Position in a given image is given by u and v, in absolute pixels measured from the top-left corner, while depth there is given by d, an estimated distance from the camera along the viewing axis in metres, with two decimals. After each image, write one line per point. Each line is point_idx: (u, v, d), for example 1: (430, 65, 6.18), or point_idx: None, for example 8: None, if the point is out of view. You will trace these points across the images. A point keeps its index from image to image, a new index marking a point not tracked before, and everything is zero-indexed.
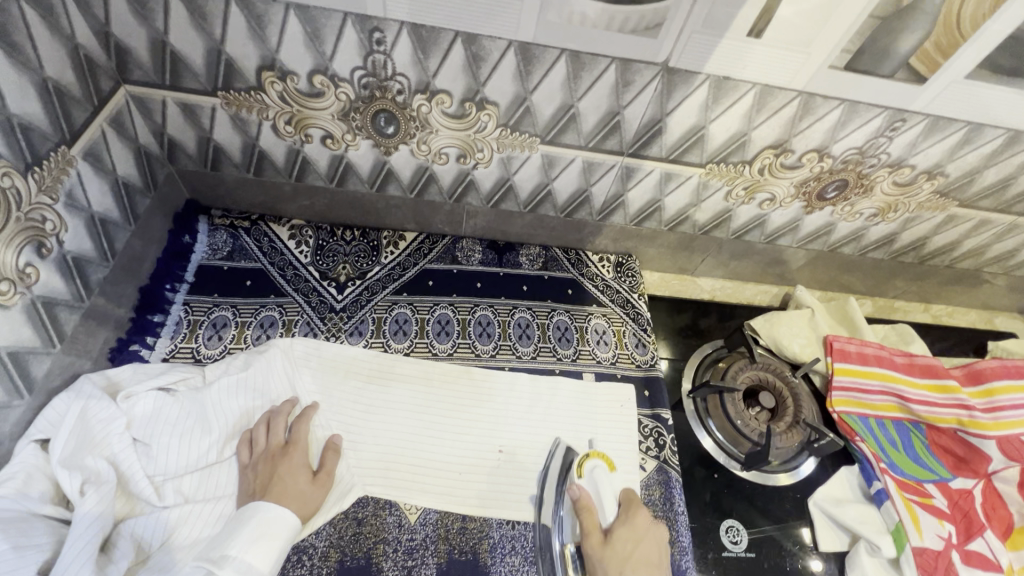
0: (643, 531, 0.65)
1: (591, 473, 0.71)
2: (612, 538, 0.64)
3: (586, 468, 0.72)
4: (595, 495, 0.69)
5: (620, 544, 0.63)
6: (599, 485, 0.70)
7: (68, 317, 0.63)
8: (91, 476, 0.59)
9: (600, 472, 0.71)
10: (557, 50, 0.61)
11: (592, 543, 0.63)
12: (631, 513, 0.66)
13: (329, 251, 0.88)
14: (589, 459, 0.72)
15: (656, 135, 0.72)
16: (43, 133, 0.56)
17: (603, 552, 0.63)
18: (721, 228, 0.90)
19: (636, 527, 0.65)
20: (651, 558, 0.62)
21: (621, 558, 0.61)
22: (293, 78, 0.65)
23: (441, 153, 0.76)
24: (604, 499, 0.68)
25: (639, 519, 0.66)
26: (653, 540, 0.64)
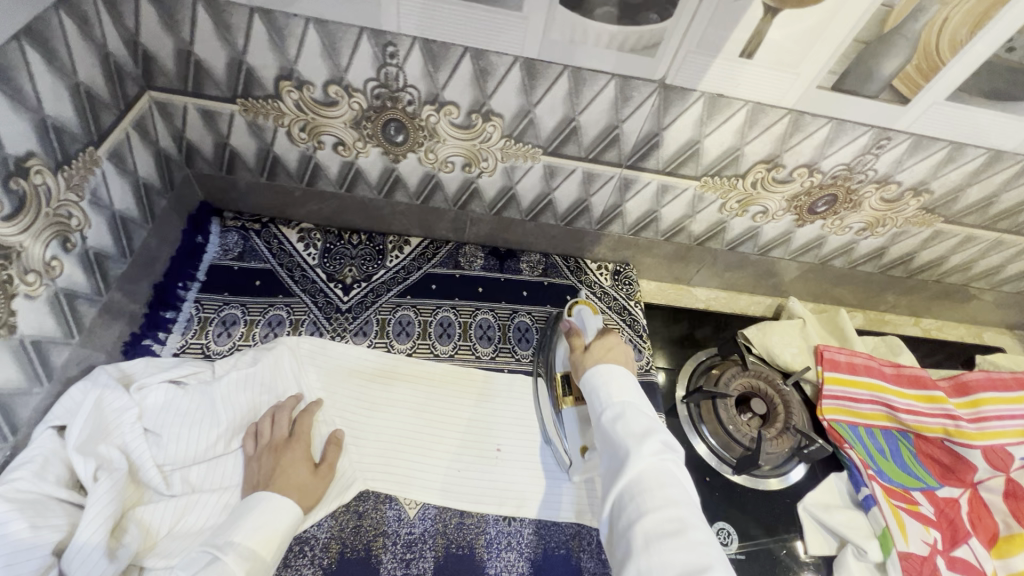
0: (613, 343, 0.72)
1: (579, 314, 0.81)
2: (589, 348, 0.72)
3: (575, 313, 0.81)
4: (580, 326, 0.78)
5: (593, 350, 0.71)
6: (587, 320, 0.79)
7: (87, 310, 0.66)
8: (104, 463, 0.61)
9: (586, 315, 0.80)
10: (560, 67, 0.65)
11: (574, 355, 0.73)
12: (606, 332, 0.74)
13: (336, 254, 0.91)
14: (578, 305, 0.82)
15: (653, 148, 0.76)
16: (73, 135, 0.59)
17: (579, 356, 0.72)
18: (716, 239, 0.93)
19: (608, 339, 0.72)
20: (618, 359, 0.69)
21: (593, 357, 0.70)
22: (309, 87, 0.69)
23: (448, 162, 0.80)
24: (588, 328, 0.77)
25: (612, 336, 0.73)
26: (622, 350, 0.71)
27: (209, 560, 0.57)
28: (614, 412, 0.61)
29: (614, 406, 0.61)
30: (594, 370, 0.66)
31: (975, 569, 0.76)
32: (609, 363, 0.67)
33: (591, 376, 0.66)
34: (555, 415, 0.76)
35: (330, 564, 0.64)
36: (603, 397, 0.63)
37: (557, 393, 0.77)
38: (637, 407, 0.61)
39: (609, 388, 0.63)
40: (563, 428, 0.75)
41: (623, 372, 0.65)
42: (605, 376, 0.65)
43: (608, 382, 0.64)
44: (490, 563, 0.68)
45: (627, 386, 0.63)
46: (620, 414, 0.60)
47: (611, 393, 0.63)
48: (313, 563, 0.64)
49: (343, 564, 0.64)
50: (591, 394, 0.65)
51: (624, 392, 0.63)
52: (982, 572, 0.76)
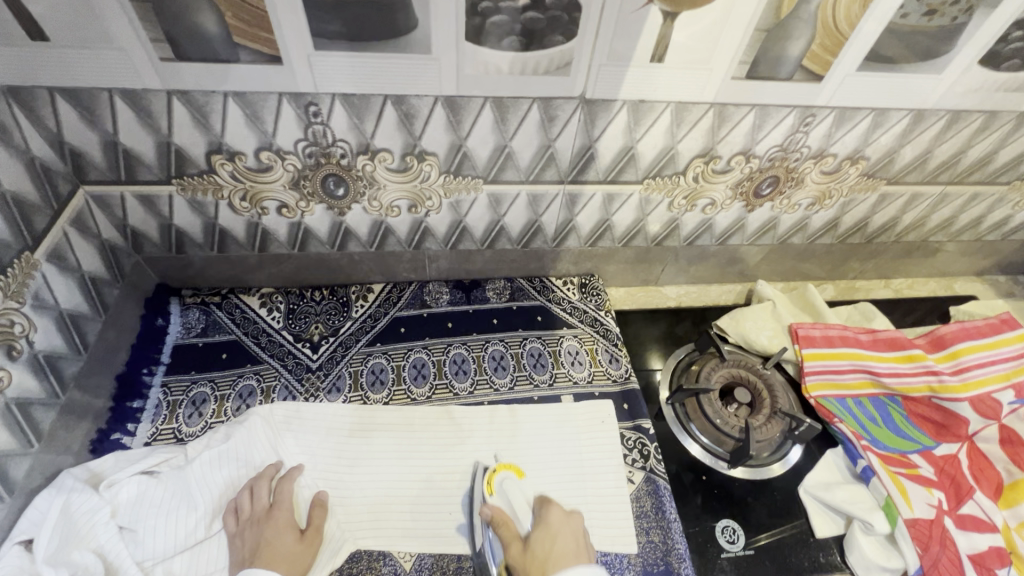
0: (559, 527, 0.66)
1: (501, 488, 0.71)
2: (532, 539, 0.64)
3: (496, 483, 0.72)
4: (508, 509, 0.69)
5: (539, 547, 0.63)
6: (510, 494, 0.70)
7: (44, 415, 0.65)
8: (79, 570, 0.59)
9: (510, 483, 0.72)
10: (481, 99, 0.66)
11: (513, 552, 0.63)
12: (544, 511, 0.68)
13: (300, 314, 0.90)
14: (497, 473, 0.73)
15: (589, 162, 0.77)
16: (5, 242, 0.59)
17: (519, 553, 0.63)
18: (673, 237, 0.94)
19: (550, 522, 0.67)
20: (573, 551, 0.63)
21: (545, 558, 0.62)
22: (241, 157, 0.69)
23: (393, 206, 0.80)
24: (517, 510, 0.69)
25: (553, 511, 0.68)
26: (570, 529, 0.67)
27: None
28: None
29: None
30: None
31: (986, 525, 0.75)
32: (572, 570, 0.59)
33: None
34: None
35: None
36: None
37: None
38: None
39: None
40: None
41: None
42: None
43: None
44: None
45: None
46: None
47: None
48: None
49: None
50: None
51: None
52: (993, 526, 0.75)
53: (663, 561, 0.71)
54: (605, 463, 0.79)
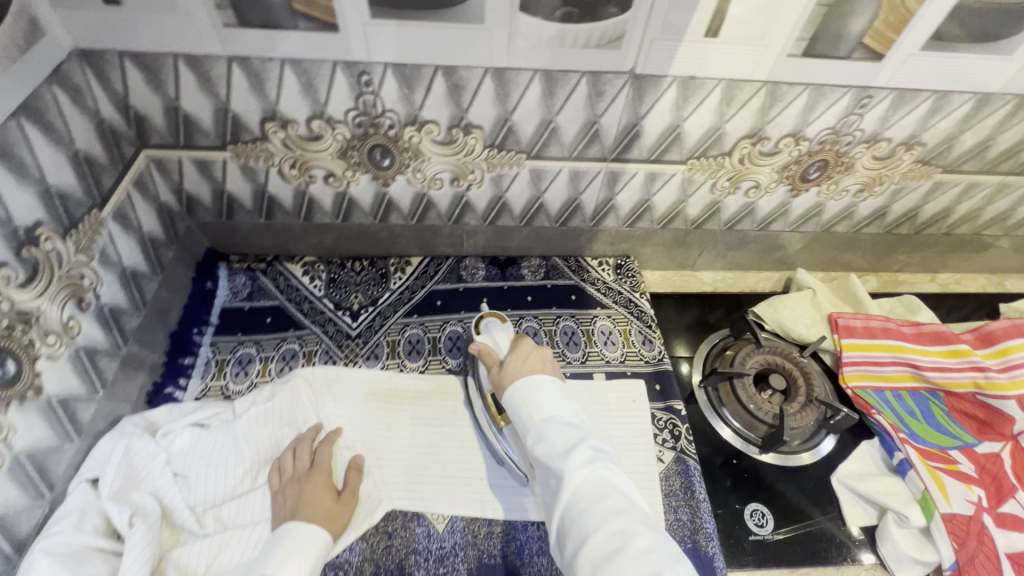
0: (530, 352, 0.72)
1: (486, 328, 0.81)
2: (507, 359, 0.72)
3: (482, 328, 0.81)
4: (492, 343, 0.77)
5: (512, 363, 0.70)
6: (494, 335, 0.78)
7: (108, 364, 0.68)
8: (138, 509, 0.63)
9: (493, 325, 0.81)
10: (530, 72, 0.66)
11: (493, 373, 0.72)
12: (517, 342, 0.74)
13: (341, 283, 0.93)
14: (483, 319, 0.82)
15: (634, 140, 0.76)
16: (78, 199, 0.62)
17: (496, 372, 0.71)
18: (713, 220, 0.93)
19: (522, 350, 0.72)
20: (536, 364, 0.70)
21: (513, 372, 0.69)
22: (293, 125, 0.71)
23: (436, 179, 0.81)
24: (498, 342, 0.77)
25: (524, 342, 0.74)
26: (540, 354, 0.72)
27: None
28: (541, 429, 0.62)
29: (535, 423, 0.63)
30: (514, 385, 0.66)
31: None
32: (527, 377, 0.67)
33: (513, 393, 0.66)
34: (497, 435, 0.74)
35: None
36: (523, 415, 0.64)
37: (494, 412, 0.75)
38: (560, 420, 0.62)
39: (530, 405, 0.64)
40: (509, 446, 0.72)
41: (544, 381, 0.66)
42: (525, 392, 0.65)
43: (530, 399, 0.64)
44: (525, 568, 0.68)
45: (550, 397, 0.64)
46: (549, 425, 0.62)
47: (531, 410, 0.63)
48: None
49: None
50: (514, 414, 0.65)
51: (543, 402, 0.64)
52: None
53: (690, 539, 0.72)
54: (636, 441, 0.80)
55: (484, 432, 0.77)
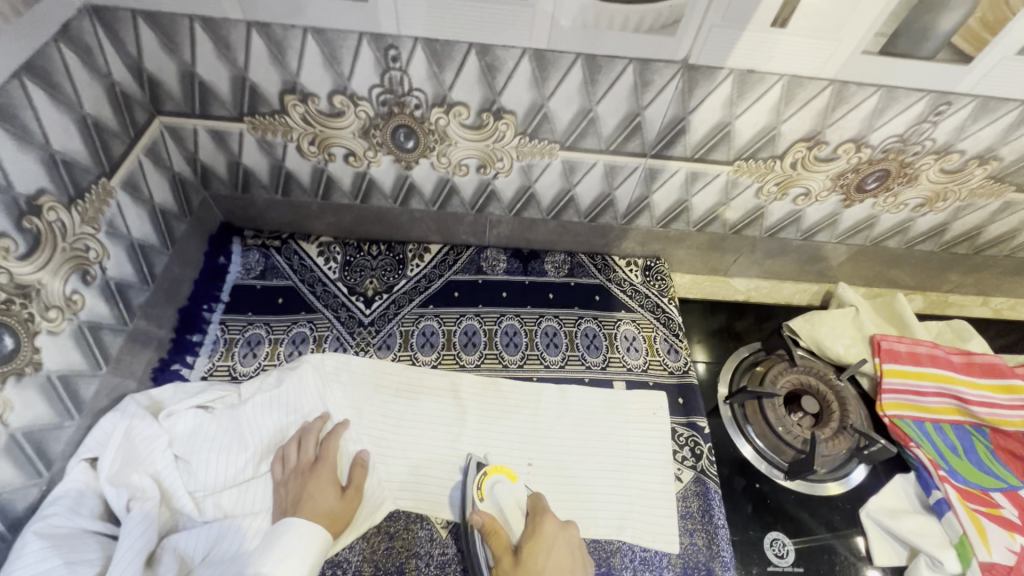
0: (553, 539, 0.63)
1: (492, 491, 0.69)
2: (525, 555, 0.61)
3: (487, 488, 0.69)
4: (496, 512, 0.67)
5: (533, 562, 0.60)
6: (503, 505, 0.68)
7: (113, 339, 0.66)
8: (137, 493, 0.61)
9: (501, 487, 0.69)
10: (573, 55, 0.61)
11: (506, 568, 0.61)
12: (540, 520, 0.65)
13: (356, 267, 0.89)
14: (489, 478, 0.69)
15: (678, 135, 0.70)
16: (85, 167, 0.59)
17: (510, 571, 0.60)
18: (754, 226, 0.87)
19: (546, 533, 0.63)
20: (571, 566, 0.60)
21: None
22: (314, 99, 0.67)
23: (462, 165, 0.76)
24: (510, 520, 0.67)
25: (548, 522, 0.65)
26: (566, 539, 0.64)
27: None
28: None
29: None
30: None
31: None
32: None
33: None
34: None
35: None
36: None
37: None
38: None
39: None
40: None
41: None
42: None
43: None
44: None
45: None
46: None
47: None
48: None
49: None
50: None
51: None
52: None
53: (705, 565, 0.68)
54: (653, 457, 0.76)
55: (462, 570, 0.65)
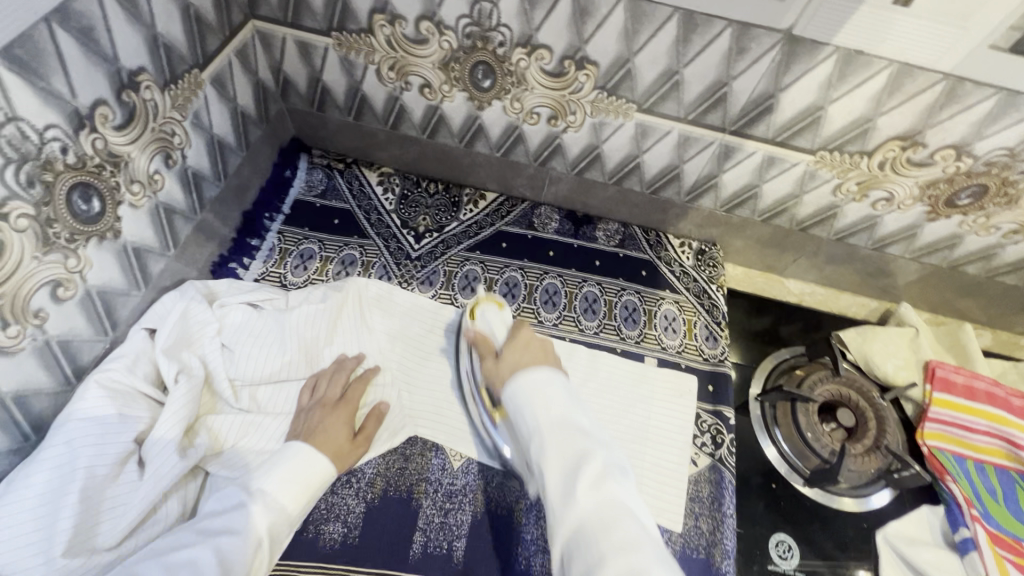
0: (529, 341, 0.65)
1: (484, 315, 0.72)
2: (502, 354, 0.65)
3: (478, 314, 0.73)
4: (488, 330, 0.71)
5: (511, 356, 0.63)
6: (491, 324, 0.71)
7: (182, 226, 0.70)
8: (185, 369, 0.65)
9: (491, 312, 0.73)
10: (670, 8, 0.58)
11: (488, 367, 0.66)
12: (515, 332, 0.67)
13: (412, 202, 0.90)
14: (479, 304, 0.74)
15: (764, 113, 0.67)
16: (181, 55, 0.61)
17: (492, 366, 0.65)
18: (823, 227, 0.82)
19: (522, 338, 0.66)
20: (538, 356, 0.62)
21: (511, 363, 0.62)
22: (402, 22, 0.67)
23: (533, 113, 0.75)
24: (496, 331, 0.70)
25: (524, 332, 0.67)
26: (540, 344, 0.65)
27: (234, 504, 0.56)
28: (546, 436, 0.53)
29: (545, 428, 0.54)
30: (517, 380, 0.58)
31: None
32: (532, 371, 0.59)
33: (513, 395, 0.58)
34: (490, 429, 0.68)
35: (374, 498, 0.67)
36: (529, 417, 0.55)
37: (488, 407, 0.68)
38: (571, 422, 0.54)
39: (536, 407, 0.55)
40: (504, 441, 0.67)
41: (551, 379, 0.58)
42: (529, 394, 0.57)
43: (537, 400, 0.56)
44: (527, 528, 0.67)
45: (557, 396, 0.56)
46: (553, 429, 0.53)
47: (539, 412, 0.55)
48: (357, 494, 0.67)
49: (385, 503, 0.67)
50: (518, 413, 0.57)
51: (550, 404, 0.56)
52: None
53: (704, 551, 0.69)
54: (673, 436, 0.76)
55: (465, 406, 0.73)
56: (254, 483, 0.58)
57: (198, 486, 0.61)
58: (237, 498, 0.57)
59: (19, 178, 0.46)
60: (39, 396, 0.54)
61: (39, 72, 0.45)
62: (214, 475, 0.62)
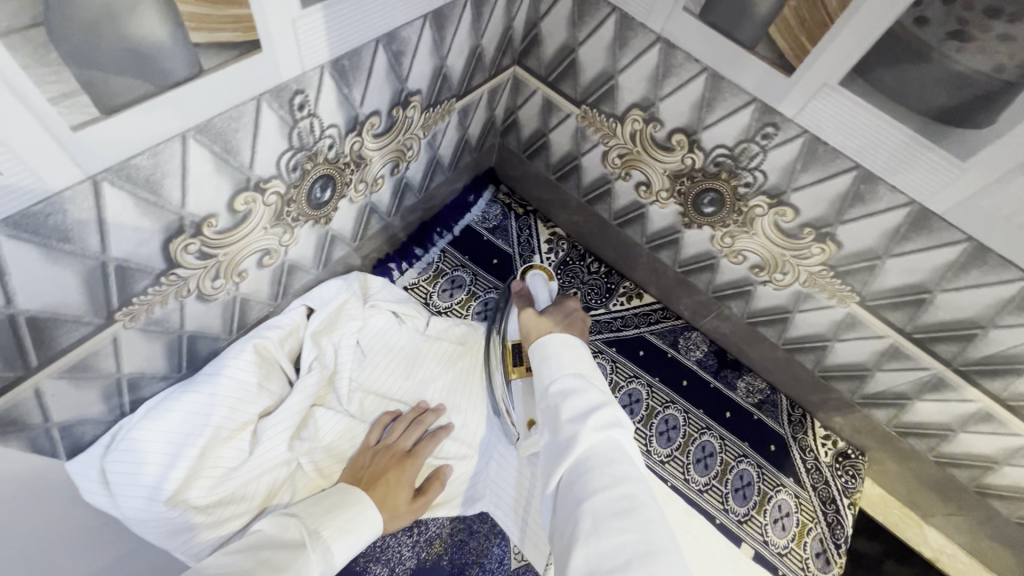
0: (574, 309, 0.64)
1: (531, 278, 0.72)
2: (544, 310, 0.62)
3: (526, 276, 0.73)
4: (532, 290, 0.69)
5: (550, 316, 0.61)
6: (536, 284, 0.71)
7: (374, 223, 0.72)
8: (319, 356, 0.66)
9: (538, 278, 0.72)
10: (963, 236, 0.51)
11: (525, 312, 0.62)
12: (562, 298, 0.65)
13: (570, 272, 0.88)
14: (530, 268, 0.74)
15: (1009, 373, 0.58)
16: (450, 85, 0.64)
17: (530, 313, 0.62)
18: (1008, 503, 0.69)
19: (567, 303, 0.64)
20: (574, 326, 0.61)
21: (549, 324, 0.60)
22: (657, 125, 0.65)
23: (739, 254, 0.70)
24: (541, 294, 0.69)
25: (569, 300, 0.65)
26: (580, 317, 0.63)
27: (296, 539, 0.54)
28: (574, 380, 0.50)
29: (569, 376, 0.51)
30: (552, 332, 0.56)
31: None
32: (562, 334, 0.56)
33: (543, 342, 0.55)
34: (502, 385, 0.67)
35: (427, 558, 0.65)
36: (554, 364, 0.52)
37: (507, 359, 0.67)
38: (595, 380, 0.51)
39: (566, 359, 0.53)
40: (512, 403, 0.66)
41: (580, 343, 0.55)
42: (563, 342, 0.55)
43: (565, 347, 0.54)
44: None
45: (585, 355, 0.54)
46: (582, 382, 0.50)
47: (565, 361, 0.52)
48: (414, 546, 0.65)
49: (434, 568, 0.65)
50: (541, 360, 0.54)
51: (576, 358, 0.53)
52: None
53: None
54: None
55: (488, 352, 0.72)
56: (318, 527, 0.55)
57: (285, 474, 0.60)
58: (297, 533, 0.54)
59: (288, 163, 0.49)
60: (206, 339, 0.57)
61: (349, 81, 0.48)
62: (301, 469, 0.62)
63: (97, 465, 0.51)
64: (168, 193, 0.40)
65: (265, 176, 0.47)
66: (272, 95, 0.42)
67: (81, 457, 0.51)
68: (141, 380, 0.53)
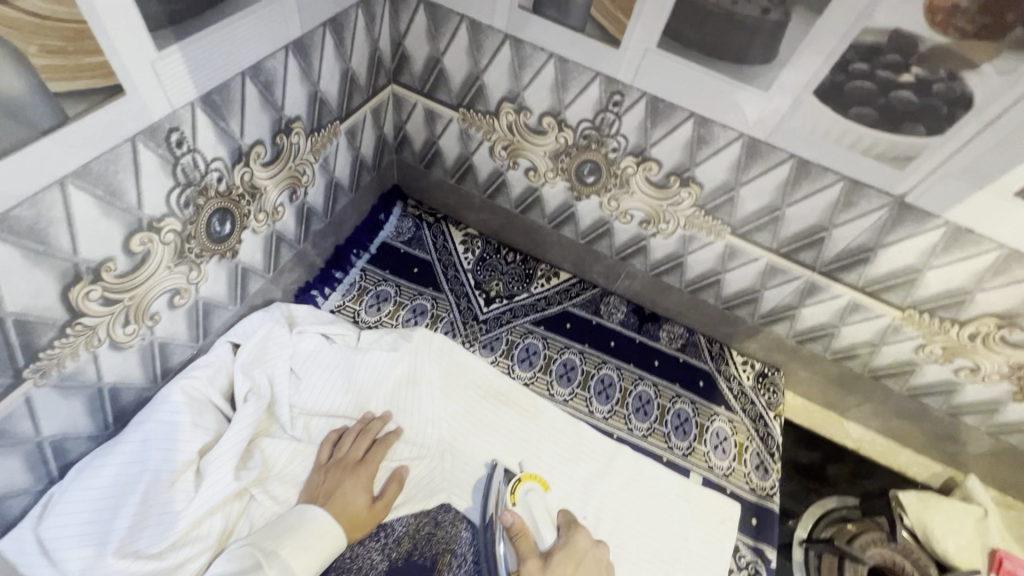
0: (584, 554, 0.63)
1: (525, 499, 0.68)
2: (549, 563, 0.61)
3: (520, 493, 0.69)
4: (528, 520, 0.67)
5: (560, 569, 0.61)
6: (532, 511, 0.68)
7: (286, 252, 0.75)
8: (254, 388, 0.67)
9: (535, 495, 0.69)
10: (785, 154, 0.61)
11: (532, 566, 0.61)
12: (572, 534, 0.65)
13: (489, 265, 0.93)
14: (522, 481, 0.69)
15: (859, 263, 0.67)
16: (330, 108, 0.68)
17: (536, 570, 0.60)
18: (897, 379, 0.80)
19: (575, 547, 0.63)
20: (591, 573, 0.61)
21: None
22: (527, 113, 0.72)
23: (627, 214, 0.78)
24: (539, 526, 0.66)
25: (580, 537, 0.64)
26: (592, 557, 0.63)
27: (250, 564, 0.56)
28: None
29: None
30: None
31: None
32: None
33: None
34: None
35: (397, 559, 0.66)
36: None
37: None
38: None
39: None
40: None
41: None
42: None
43: None
44: None
45: None
46: None
47: None
48: (382, 550, 0.66)
49: (407, 566, 0.66)
50: None
51: None
52: None
53: None
54: (710, 565, 0.72)
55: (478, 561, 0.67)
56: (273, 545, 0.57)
57: (241, 507, 0.61)
58: (253, 557, 0.56)
59: (179, 201, 0.51)
60: (129, 390, 0.57)
61: (223, 114, 0.51)
62: (256, 498, 0.62)
63: (33, 536, 0.51)
64: (57, 241, 0.42)
65: (157, 215, 0.50)
66: (147, 135, 0.45)
67: (12, 534, 0.51)
68: (66, 444, 0.53)
